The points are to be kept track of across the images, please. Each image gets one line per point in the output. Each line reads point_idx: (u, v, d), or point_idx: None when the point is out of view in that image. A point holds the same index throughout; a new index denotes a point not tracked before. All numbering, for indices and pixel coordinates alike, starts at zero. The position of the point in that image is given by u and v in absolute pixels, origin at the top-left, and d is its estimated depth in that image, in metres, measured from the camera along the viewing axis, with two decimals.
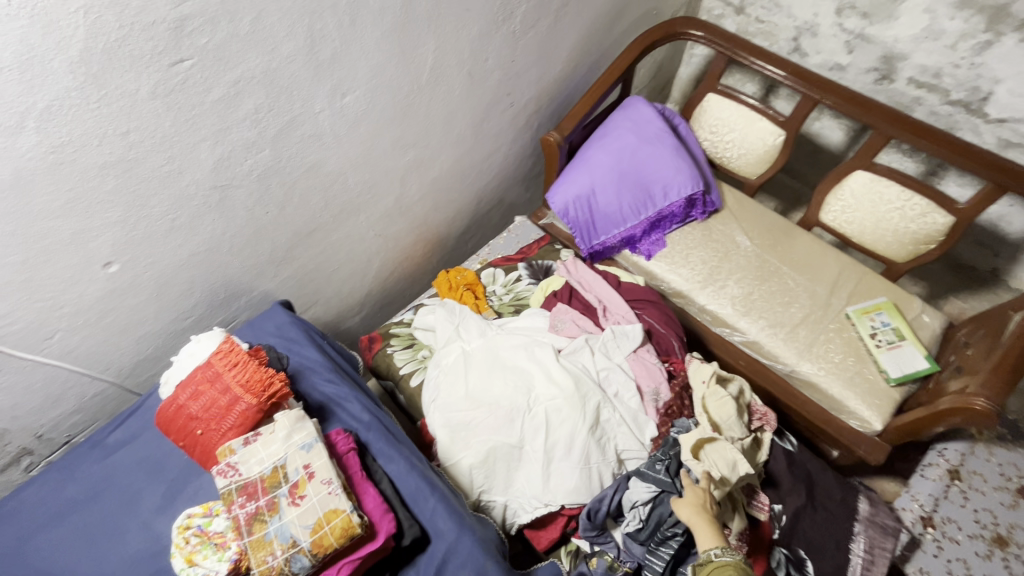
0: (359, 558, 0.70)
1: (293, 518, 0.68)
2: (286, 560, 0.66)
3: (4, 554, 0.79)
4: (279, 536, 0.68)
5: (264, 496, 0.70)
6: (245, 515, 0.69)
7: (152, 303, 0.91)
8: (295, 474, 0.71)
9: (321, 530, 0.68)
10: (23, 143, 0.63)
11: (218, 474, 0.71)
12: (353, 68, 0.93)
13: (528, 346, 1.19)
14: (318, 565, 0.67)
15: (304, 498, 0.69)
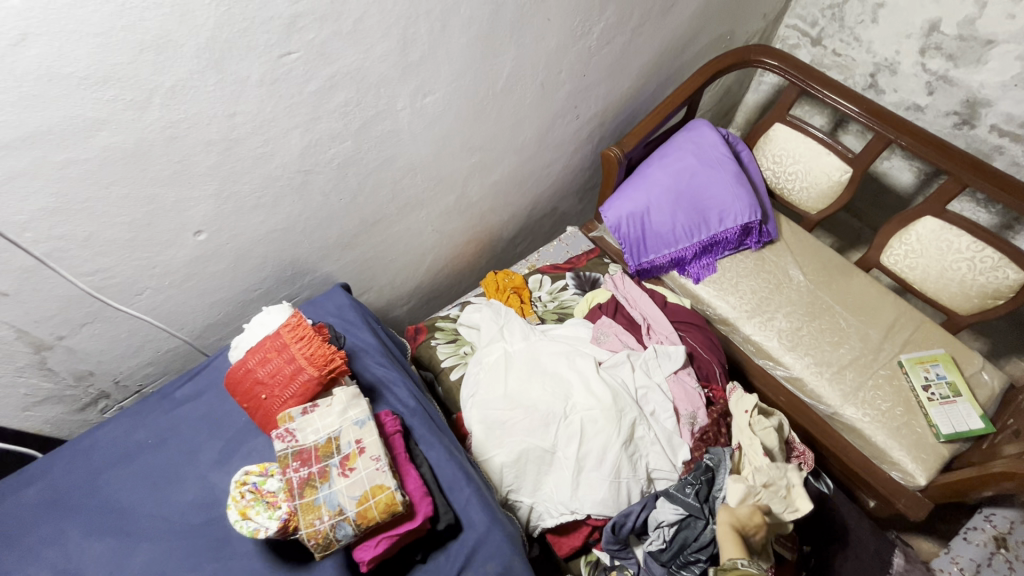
0: (397, 534, 0.74)
1: (342, 488, 0.72)
2: (332, 526, 0.70)
3: (80, 485, 0.87)
4: (327, 503, 0.72)
5: (317, 464, 0.74)
6: (297, 479, 0.74)
7: (229, 272, 0.97)
8: (347, 447, 0.75)
9: (367, 502, 0.72)
10: (149, 116, 0.69)
11: (277, 437, 0.76)
12: (437, 71, 0.97)
13: (569, 354, 1.21)
14: (360, 535, 0.71)
15: (353, 470, 0.73)
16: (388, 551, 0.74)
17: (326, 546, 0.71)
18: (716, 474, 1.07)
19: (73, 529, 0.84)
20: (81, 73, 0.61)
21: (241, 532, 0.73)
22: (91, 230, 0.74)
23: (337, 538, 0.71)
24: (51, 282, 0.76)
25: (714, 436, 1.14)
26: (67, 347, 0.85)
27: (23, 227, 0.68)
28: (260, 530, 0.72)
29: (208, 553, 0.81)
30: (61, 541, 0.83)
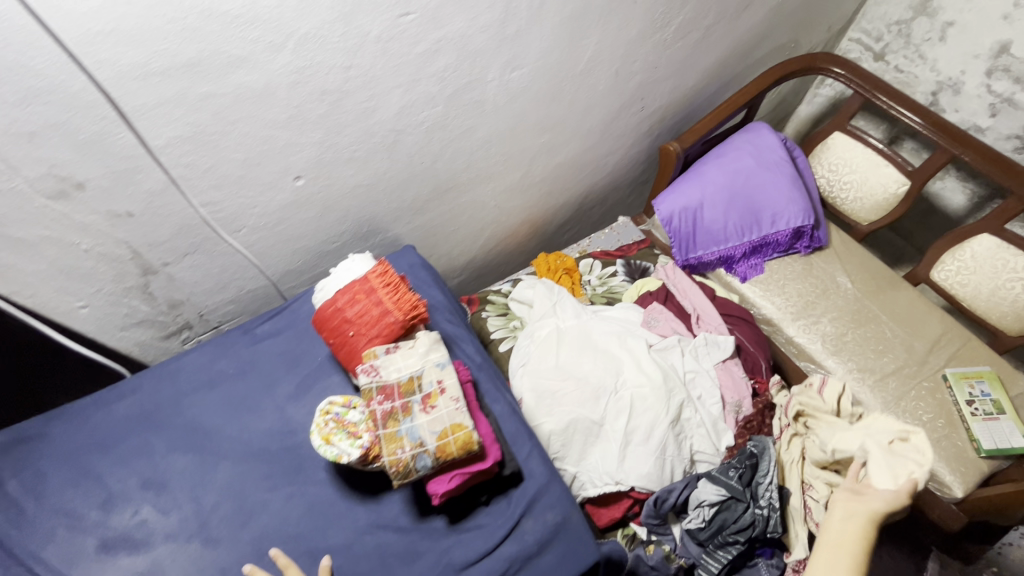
0: (469, 472, 0.78)
1: (423, 423, 0.77)
2: (413, 456, 0.75)
3: (166, 405, 0.93)
4: (409, 435, 0.76)
5: (400, 399, 0.79)
6: (381, 411, 0.79)
7: (315, 222, 1.03)
8: (429, 386, 0.80)
9: (446, 439, 0.76)
10: (280, 59, 0.75)
11: (363, 372, 0.81)
12: (528, 46, 1.02)
13: (621, 334, 1.24)
14: (437, 468, 0.75)
15: (434, 408, 0.78)
16: (458, 488, 0.79)
17: (406, 475, 0.75)
18: (759, 461, 1.10)
19: (159, 442, 0.90)
20: (235, 11, 0.66)
21: (326, 456, 0.78)
22: (211, 162, 0.80)
23: (416, 468, 0.75)
24: (170, 209, 0.82)
25: (756, 425, 1.19)
26: (168, 273, 0.91)
27: (158, 152, 0.74)
28: (345, 455, 0.78)
29: (284, 477, 0.87)
30: (148, 452, 0.89)
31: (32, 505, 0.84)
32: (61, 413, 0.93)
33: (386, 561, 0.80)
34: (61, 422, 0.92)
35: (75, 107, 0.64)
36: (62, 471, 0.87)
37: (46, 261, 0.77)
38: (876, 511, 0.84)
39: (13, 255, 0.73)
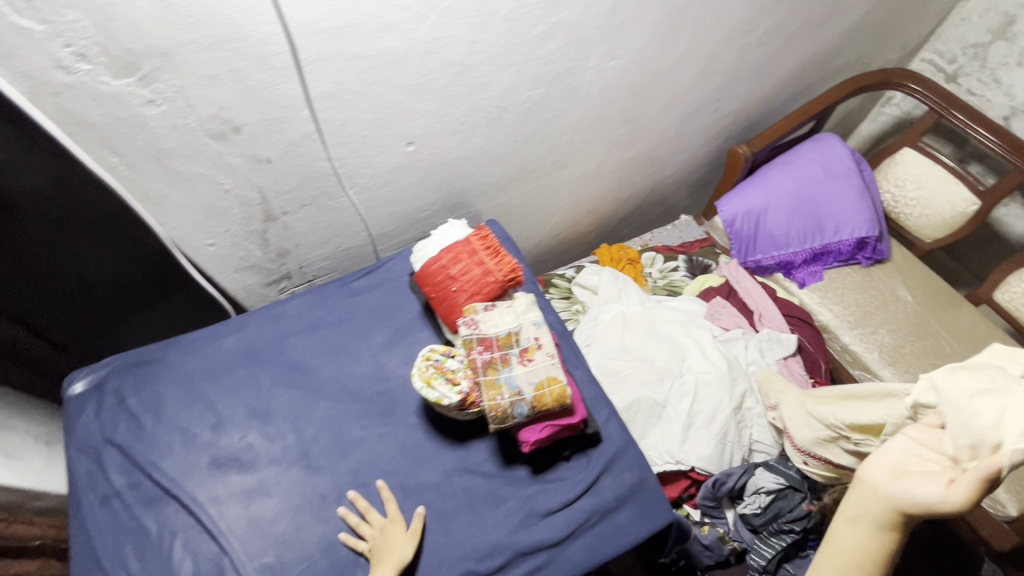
0: (559, 424, 0.84)
1: (521, 374, 0.82)
2: (512, 404, 0.81)
3: (269, 343, 1.00)
4: (507, 384, 0.82)
5: (499, 351, 0.85)
6: (480, 361, 0.84)
7: (414, 189, 1.09)
8: (526, 342, 0.85)
9: (542, 390, 0.82)
10: (420, 29, 0.81)
11: (464, 324, 0.86)
12: (629, 37, 1.07)
13: (686, 323, 1.28)
14: (533, 416, 0.81)
15: (531, 361, 0.83)
16: (547, 438, 0.84)
17: (503, 421, 0.81)
18: None
19: (262, 376, 0.97)
20: None
21: (426, 397, 0.85)
22: (343, 121, 0.86)
23: (514, 415, 0.81)
24: (301, 160, 0.89)
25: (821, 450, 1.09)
26: (285, 222, 0.99)
27: (305, 105, 0.81)
28: (445, 398, 0.84)
29: (377, 418, 0.93)
30: (252, 384, 0.97)
31: (150, 420, 0.92)
32: (176, 343, 1.02)
33: (473, 501, 0.85)
34: (175, 350, 1.00)
35: (251, 56, 0.71)
36: (177, 394, 0.95)
37: (192, 197, 0.84)
38: (899, 507, 0.64)
39: (169, 188, 0.81)
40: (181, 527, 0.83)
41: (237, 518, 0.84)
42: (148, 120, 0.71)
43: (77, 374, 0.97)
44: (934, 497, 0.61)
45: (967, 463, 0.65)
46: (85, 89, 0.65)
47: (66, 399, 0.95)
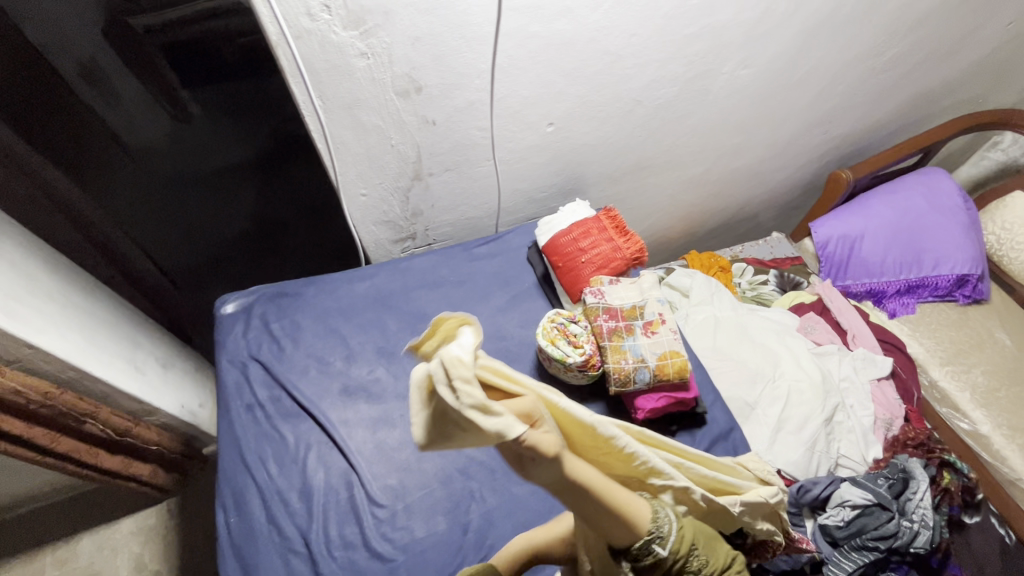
0: (675, 397, 0.89)
1: (645, 344, 0.90)
2: (636, 369, 0.88)
3: (397, 292, 1.09)
4: (632, 351, 0.89)
5: (625, 321, 0.92)
6: (607, 328, 0.91)
7: (541, 169, 1.16)
8: (650, 316, 0.93)
9: (664, 361, 0.89)
10: (592, 16, 0.88)
11: (591, 293, 0.94)
12: (766, 47, 1.11)
13: (778, 333, 1.30)
14: (653, 384, 0.88)
15: (655, 334, 0.91)
16: (660, 410, 0.90)
17: (625, 384, 0.87)
18: (910, 476, 1.13)
19: (390, 321, 1.06)
20: None
21: (549, 354, 0.90)
22: (504, 93, 0.94)
23: (636, 380, 0.87)
24: (460, 125, 0.97)
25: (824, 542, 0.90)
26: (427, 183, 1.07)
27: (480, 74, 0.89)
28: (569, 356, 0.89)
29: None
30: (380, 326, 1.05)
31: (290, 345, 1.01)
32: (313, 281, 1.11)
33: None
34: (313, 287, 1.10)
35: (452, 23, 0.79)
36: (312, 326, 1.04)
37: (363, 147, 0.94)
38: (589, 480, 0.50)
39: (349, 135, 0.91)
40: (315, 442, 0.92)
41: (364, 441, 0.92)
42: (355, 70, 0.81)
43: (228, 297, 1.08)
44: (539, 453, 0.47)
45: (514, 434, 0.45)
46: (319, 36, 0.75)
47: (217, 316, 1.05)
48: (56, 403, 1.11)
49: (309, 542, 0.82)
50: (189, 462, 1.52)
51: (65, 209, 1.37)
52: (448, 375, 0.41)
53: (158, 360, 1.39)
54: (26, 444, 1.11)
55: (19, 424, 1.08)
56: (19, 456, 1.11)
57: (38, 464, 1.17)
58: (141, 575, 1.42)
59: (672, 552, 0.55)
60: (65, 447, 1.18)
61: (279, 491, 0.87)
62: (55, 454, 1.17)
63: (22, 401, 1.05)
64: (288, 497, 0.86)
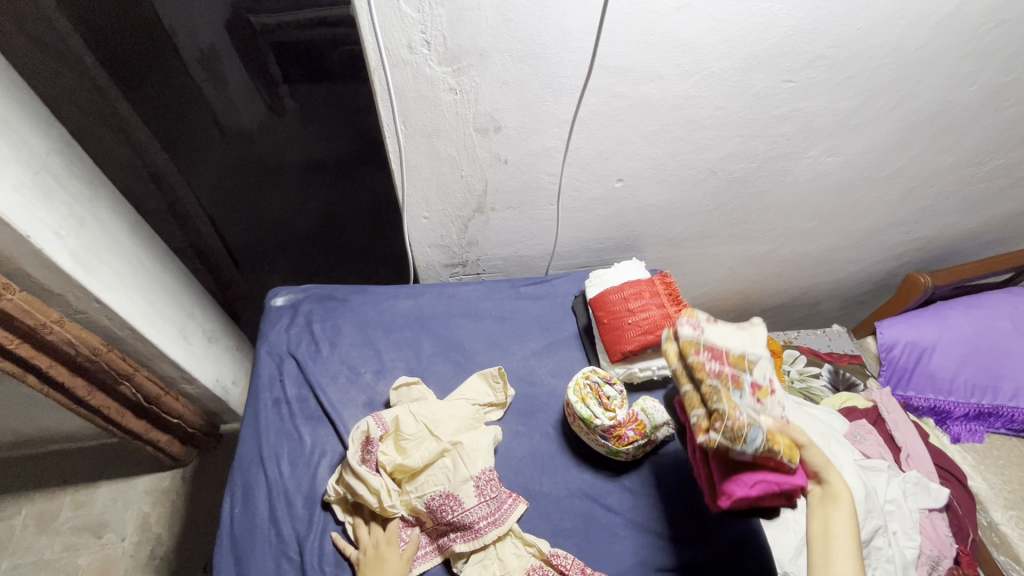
0: (778, 485, 0.67)
1: (755, 407, 0.67)
2: (751, 425, 0.66)
3: (438, 315, 1.10)
4: (740, 403, 0.68)
5: (732, 367, 0.70)
6: (710, 369, 0.71)
7: (602, 222, 1.15)
8: (761, 378, 0.70)
9: (777, 433, 0.67)
10: (681, 85, 0.88)
11: (689, 324, 0.75)
12: (859, 138, 1.07)
13: (824, 436, 1.20)
14: (760, 456, 0.67)
15: (767, 402, 0.68)
16: (752, 500, 0.67)
17: (732, 440, 0.66)
18: None
19: (425, 343, 1.06)
20: (683, 40, 0.80)
21: (577, 411, 0.90)
22: (579, 144, 0.95)
23: (748, 439, 0.65)
24: (530, 168, 0.98)
25: None
26: (488, 217, 1.08)
27: (560, 123, 0.90)
28: (596, 418, 0.89)
29: (517, 417, 0.98)
30: (415, 347, 1.06)
31: (327, 348, 1.04)
32: (363, 290, 1.14)
33: (588, 527, 0.87)
34: (361, 296, 1.12)
35: (542, 73, 0.81)
36: (352, 334, 1.06)
37: (434, 174, 0.96)
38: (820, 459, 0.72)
39: (422, 160, 0.93)
40: (330, 449, 0.93)
41: None
42: (441, 103, 0.84)
43: (281, 290, 1.12)
44: (439, 455, 0.86)
45: (433, 429, 0.89)
46: (414, 68, 0.78)
47: (268, 308, 1.09)
48: (102, 359, 1.19)
49: (303, 550, 0.82)
50: (208, 439, 1.58)
51: (155, 177, 1.51)
52: (421, 417, 0.91)
53: (205, 333, 1.46)
54: (65, 390, 1.20)
55: (63, 370, 1.16)
56: (57, 398, 1.20)
57: (72, 407, 1.25)
58: (144, 536, 1.46)
59: None
60: (98, 401, 1.26)
61: (286, 491, 0.87)
62: (87, 405, 1.25)
63: (71, 352, 1.13)
64: (292, 499, 0.87)
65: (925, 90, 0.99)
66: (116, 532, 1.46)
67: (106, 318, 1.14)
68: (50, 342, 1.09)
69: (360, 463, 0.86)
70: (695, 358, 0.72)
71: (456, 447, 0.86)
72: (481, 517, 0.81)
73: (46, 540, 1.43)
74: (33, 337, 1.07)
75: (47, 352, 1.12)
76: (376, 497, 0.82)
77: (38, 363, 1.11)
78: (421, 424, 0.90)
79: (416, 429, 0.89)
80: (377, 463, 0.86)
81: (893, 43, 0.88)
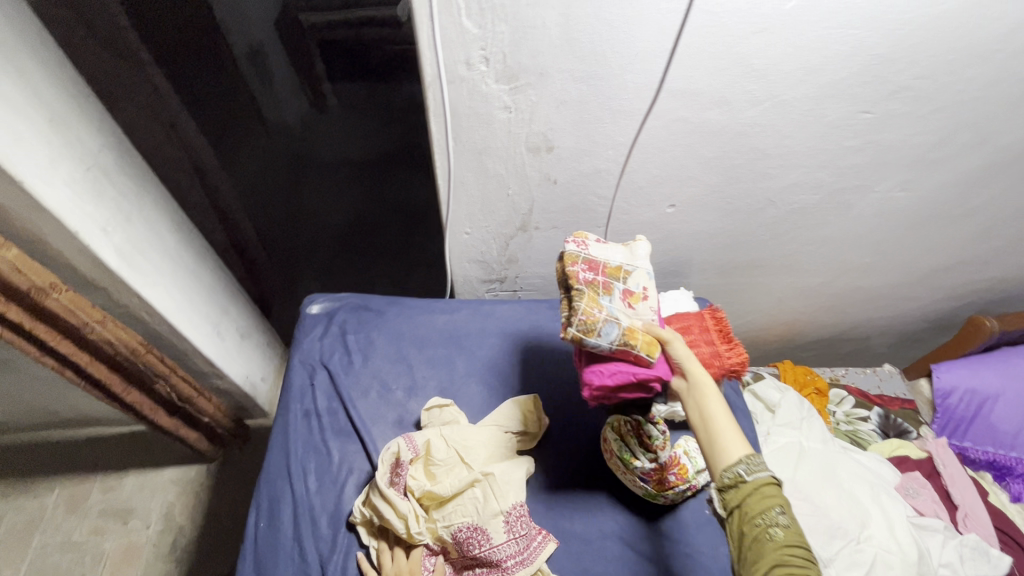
0: (634, 375, 0.74)
1: (620, 309, 0.77)
2: (606, 322, 0.74)
3: (473, 333, 1.07)
4: (607, 306, 0.77)
5: (604, 278, 0.80)
6: (584, 277, 0.77)
7: (649, 246, 1.10)
8: (633, 287, 0.81)
9: (634, 330, 0.75)
10: (749, 112, 0.83)
11: (574, 241, 0.81)
12: (935, 173, 0.99)
13: (873, 488, 1.13)
14: (617, 348, 0.74)
15: (635, 305, 0.79)
16: (613, 389, 0.76)
17: (587, 333, 0.73)
18: None
19: (459, 362, 1.04)
20: (757, 66, 0.75)
21: (615, 449, 0.87)
22: (633, 167, 0.91)
23: (602, 333, 0.74)
24: (579, 189, 0.94)
25: None
26: (531, 235, 1.05)
27: (615, 146, 0.86)
28: (635, 458, 0.85)
29: (550, 448, 0.94)
30: (449, 366, 1.03)
31: (360, 360, 1.02)
32: (398, 302, 1.12)
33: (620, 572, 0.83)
34: (396, 308, 1.10)
35: (602, 94, 0.77)
36: (386, 348, 1.04)
37: (481, 191, 0.93)
38: (677, 350, 0.76)
39: (470, 177, 0.90)
40: (357, 467, 0.91)
41: None
42: (494, 121, 0.81)
43: (317, 297, 1.11)
44: (469, 486, 0.82)
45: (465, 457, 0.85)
46: (470, 85, 0.75)
47: (303, 315, 1.08)
48: (138, 359, 1.20)
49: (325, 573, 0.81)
50: (231, 438, 1.57)
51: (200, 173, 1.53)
52: (453, 443, 0.87)
53: (238, 330, 1.47)
54: (101, 385, 1.21)
55: (100, 368, 1.18)
56: (94, 394, 1.23)
57: (108, 401, 1.27)
58: (167, 525, 1.47)
59: (756, 482, 0.68)
60: (132, 398, 1.27)
61: (311, 509, 0.86)
62: (122, 400, 1.27)
63: (111, 352, 1.15)
64: (317, 518, 0.85)
65: (1016, 127, 0.91)
66: (141, 520, 1.48)
67: (145, 313, 1.15)
68: (90, 340, 1.10)
69: (388, 485, 0.84)
70: (571, 266, 0.77)
71: (488, 479, 0.83)
72: (509, 556, 0.78)
73: (75, 521, 1.46)
74: (74, 334, 1.08)
75: (87, 350, 1.13)
76: (403, 522, 0.79)
77: (77, 361, 1.12)
78: (452, 450, 0.86)
79: (447, 455, 0.86)
80: (406, 486, 0.83)
81: (987, 76, 0.81)
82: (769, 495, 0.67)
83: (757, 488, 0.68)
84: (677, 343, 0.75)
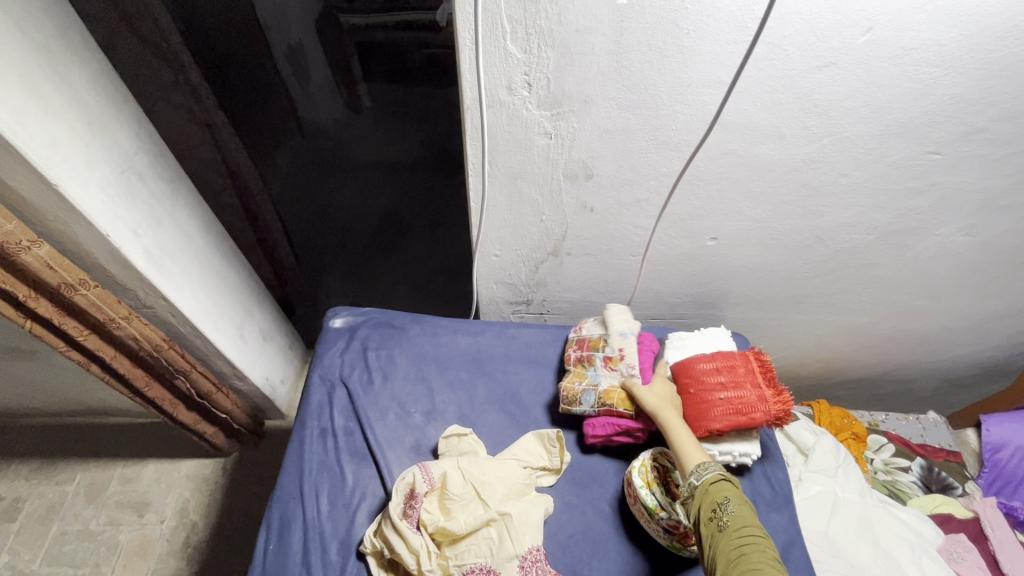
0: (613, 428, 0.90)
1: (603, 376, 0.93)
2: (585, 391, 0.93)
3: (496, 358, 1.04)
4: (590, 376, 0.94)
5: (588, 351, 0.97)
6: (574, 357, 0.97)
7: (684, 277, 1.05)
8: (615, 350, 0.95)
9: (611, 391, 0.91)
10: (805, 148, 0.77)
11: (574, 329, 1.02)
12: (1004, 218, 0.92)
13: (914, 549, 1.05)
14: (597, 409, 0.91)
15: (615, 368, 0.93)
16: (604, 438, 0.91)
17: (570, 404, 0.93)
18: None
19: (480, 388, 1.00)
20: (819, 101, 0.70)
21: (640, 497, 0.82)
22: (675, 199, 0.86)
23: (582, 401, 0.92)
24: (616, 218, 0.90)
25: None
26: (562, 260, 1.01)
27: (658, 176, 0.81)
28: (661, 509, 0.80)
29: (569, 486, 0.90)
30: (469, 392, 1.00)
31: (379, 380, 0.99)
32: (421, 320, 1.09)
33: None
34: (419, 326, 1.07)
35: (649, 123, 0.73)
36: (406, 369, 1.01)
37: (513, 215, 0.90)
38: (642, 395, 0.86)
39: (503, 200, 0.87)
40: (370, 492, 0.88)
41: None
42: (533, 146, 0.77)
43: (340, 311, 1.09)
44: (486, 525, 0.79)
45: (482, 492, 0.82)
46: (510, 110, 0.72)
47: (325, 328, 1.06)
48: (162, 355, 1.19)
49: None
50: (249, 435, 1.57)
51: None
52: (469, 475, 0.84)
53: (261, 332, 1.47)
54: (123, 379, 1.21)
55: (125, 362, 1.17)
56: (117, 386, 1.23)
57: (130, 395, 1.28)
58: (181, 522, 1.47)
59: (708, 481, 0.71)
60: (154, 393, 1.27)
61: (322, 534, 0.83)
62: (144, 395, 1.26)
63: (135, 346, 1.15)
64: (327, 544, 0.83)
65: None
66: (156, 514, 1.48)
67: (171, 315, 1.15)
68: (116, 335, 1.10)
69: (401, 517, 0.80)
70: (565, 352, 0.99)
71: (505, 519, 0.79)
72: None
73: (93, 510, 1.48)
74: (102, 330, 1.08)
75: (113, 344, 1.13)
76: (414, 558, 0.76)
77: (102, 355, 1.11)
78: (469, 483, 0.83)
79: (463, 488, 0.83)
80: (419, 520, 0.79)
81: None
82: (724, 490, 0.69)
83: (708, 486, 0.70)
84: (641, 393, 0.85)
